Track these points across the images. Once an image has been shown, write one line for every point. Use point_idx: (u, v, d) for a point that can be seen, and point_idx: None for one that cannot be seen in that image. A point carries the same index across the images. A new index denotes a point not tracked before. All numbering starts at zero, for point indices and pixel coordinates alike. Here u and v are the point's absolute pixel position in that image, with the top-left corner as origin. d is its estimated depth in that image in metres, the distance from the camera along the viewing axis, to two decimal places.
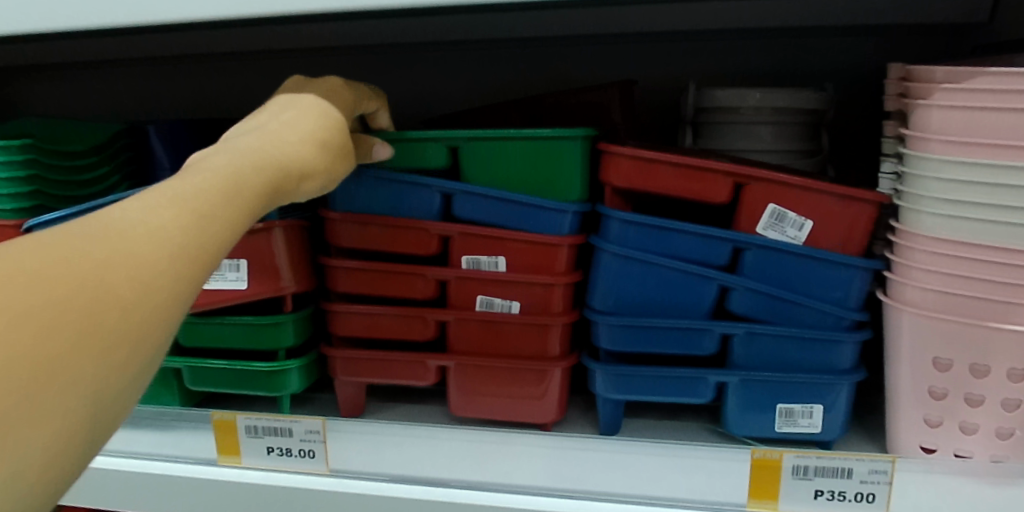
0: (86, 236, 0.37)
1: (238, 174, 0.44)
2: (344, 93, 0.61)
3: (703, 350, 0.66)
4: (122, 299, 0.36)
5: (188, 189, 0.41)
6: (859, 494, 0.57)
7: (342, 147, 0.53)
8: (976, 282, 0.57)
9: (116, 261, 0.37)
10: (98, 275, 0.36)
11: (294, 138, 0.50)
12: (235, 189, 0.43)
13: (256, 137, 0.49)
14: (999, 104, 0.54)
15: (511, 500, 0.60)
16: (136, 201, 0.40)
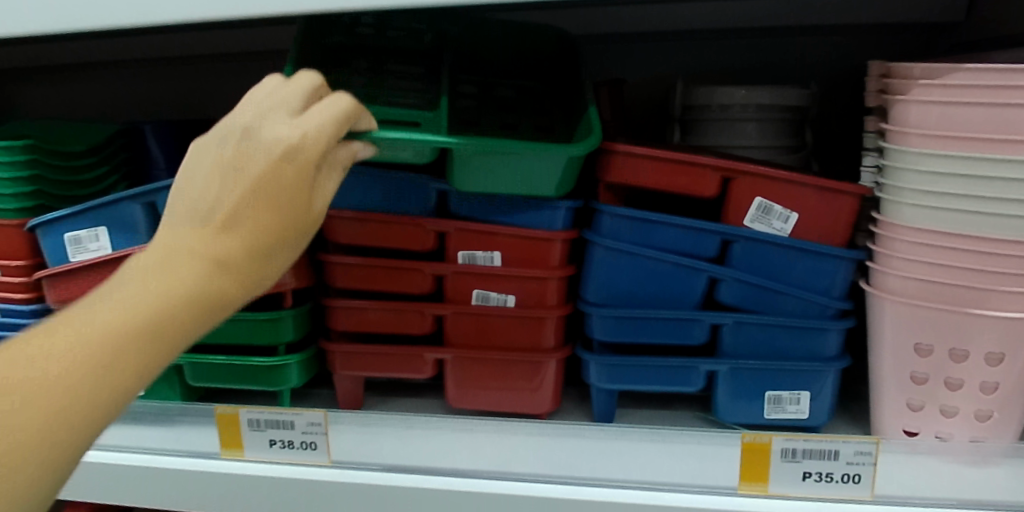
0: (33, 358, 0.44)
1: (163, 303, 0.49)
2: (326, 131, 0.53)
3: (693, 340, 0.68)
4: (42, 423, 0.43)
5: (109, 321, 0.46)
6: (845, 474, 0.59)
7: (266, 257, 0.54)
8: (955, 270, 0.60)
9: (49, 391, 0.44)
10: (42, 394, 0.44)
11: (227, 257, 0.52)
12: (160, 321, 0.48)
13: (190, 248, 0.51)
14: (974, 98, 0.57)
15: (510, 487, 0.62)
16: (70, 321, 0.46)
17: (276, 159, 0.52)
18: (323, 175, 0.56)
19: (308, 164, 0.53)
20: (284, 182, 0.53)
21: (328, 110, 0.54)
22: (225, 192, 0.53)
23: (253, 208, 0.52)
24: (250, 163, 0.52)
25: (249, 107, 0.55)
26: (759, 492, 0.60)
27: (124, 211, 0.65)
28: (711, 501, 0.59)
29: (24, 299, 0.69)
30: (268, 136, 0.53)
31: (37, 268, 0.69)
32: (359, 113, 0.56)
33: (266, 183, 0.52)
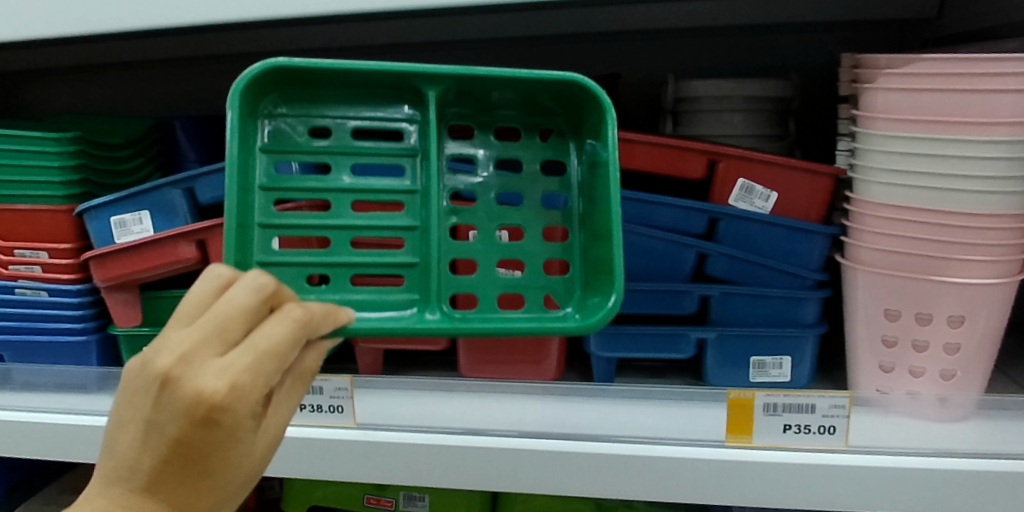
0: None
1: None
2: (252, 392, 0.45)
3: (684, 310, 0.74)
4: None
5: None
6: (822, 426, 0.66)
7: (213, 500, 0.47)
8: (919, 241, 0.67)
9: None
10: None
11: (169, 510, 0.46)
12: None
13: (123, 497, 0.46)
14: (932, 85, 0.63)
15: (520, 442, 0.68)
16: None
17: (196, 421, 0.44)
18: (284, 394, 0.50)
19: (239, 421, 0.45)
20: (217, 450, 0.45)
21: (273, 332, 0.46)
22: (151, 441, 0.45)
23: (172, 477, 0.46)
24: (167, 424, 0.44)
25: (168, 349, 0.45)
26: (744, 443, 0.66)
27: (167, 196, 0.71)
28: (701, 451, 0.66)
29: (71, 278, 0.75)
30: (188, 390, 0.44)
31: (82, 251, 0.76)
32: (312, 310, 0.49)
33: (201, 455, 0.45)
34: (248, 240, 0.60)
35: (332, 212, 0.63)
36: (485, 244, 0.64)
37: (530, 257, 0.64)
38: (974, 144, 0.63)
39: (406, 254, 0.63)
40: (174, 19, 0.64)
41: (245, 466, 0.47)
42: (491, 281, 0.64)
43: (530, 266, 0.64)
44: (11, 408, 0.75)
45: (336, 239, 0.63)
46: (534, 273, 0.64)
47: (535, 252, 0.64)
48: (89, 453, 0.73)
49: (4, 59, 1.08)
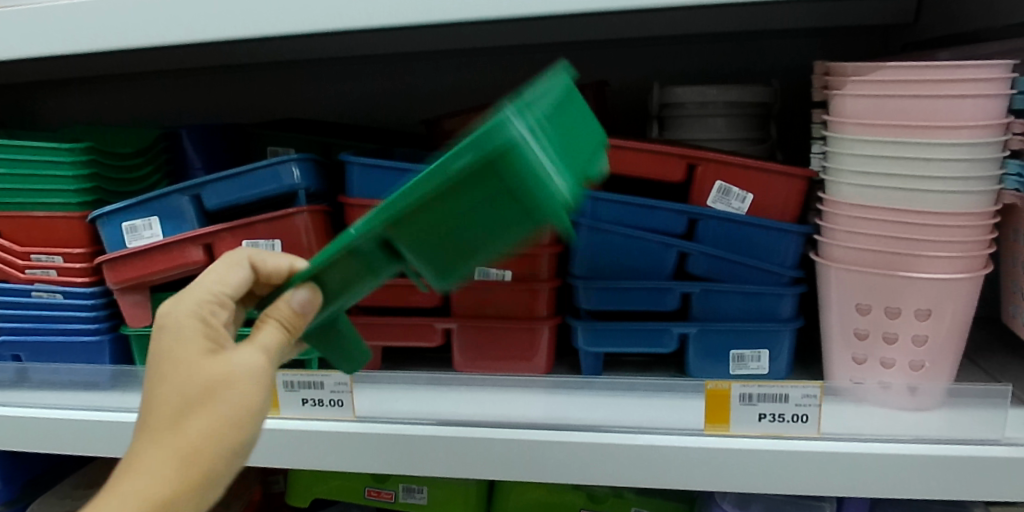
0: None
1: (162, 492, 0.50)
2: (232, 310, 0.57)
3: (666, 306, 0.78)
4: None
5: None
6: (795, 415, 0.70)
7: (213, 427, 0.52)
8: (888, 239, 0.70)
9: None
10: None
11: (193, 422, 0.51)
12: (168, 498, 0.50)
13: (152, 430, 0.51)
14: (895, 91, 0.67)
15: (511, 433, 0.72)
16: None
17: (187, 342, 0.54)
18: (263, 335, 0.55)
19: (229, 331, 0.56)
20: (197, 373, 0.52)
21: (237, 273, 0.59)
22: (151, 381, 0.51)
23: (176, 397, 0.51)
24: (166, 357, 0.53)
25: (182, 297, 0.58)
26: (721, 432, 0.71)
27: (174, 202, 0.75)
28: (681, 440, 0.70)
29: (85, 281, 0.79)
30: (188, 314, 0.54)
31: (95, 255, 0.80)
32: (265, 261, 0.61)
33: (173, 367, 0.53)
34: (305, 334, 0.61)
35: (371, 276, 0.59)
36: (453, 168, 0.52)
37: (518, 176, 0.51)
38: (936, 147, 0.67)
39: (414, 251, 0.57)
40: (180, 36, 0.68)
41: (229, 391, 0.52)
42: (487, 185, 0.52)
43: (539, 199, 0.51)
44: (30, 406, 0.80)
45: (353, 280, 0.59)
46: (528, 214, 0.53)
47: (531, 188, 0.51)
48: (104, 446, 0.77)
49: (17, 70, 1.12)
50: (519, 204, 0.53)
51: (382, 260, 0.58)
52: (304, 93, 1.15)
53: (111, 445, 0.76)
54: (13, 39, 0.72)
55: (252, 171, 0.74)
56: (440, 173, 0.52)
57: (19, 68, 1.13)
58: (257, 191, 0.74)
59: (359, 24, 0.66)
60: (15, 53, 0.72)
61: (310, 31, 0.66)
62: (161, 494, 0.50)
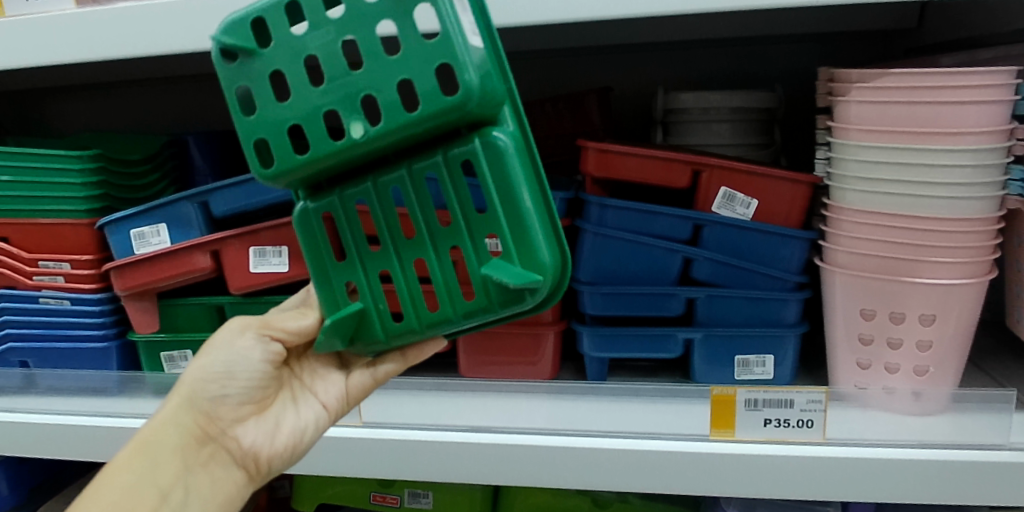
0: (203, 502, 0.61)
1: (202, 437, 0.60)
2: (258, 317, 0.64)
3: (671, 312, 0.78)
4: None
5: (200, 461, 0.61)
6: (800, 420, 0.70)
7: (207, 377, 0.60)
8: (893, 244, 0.70)
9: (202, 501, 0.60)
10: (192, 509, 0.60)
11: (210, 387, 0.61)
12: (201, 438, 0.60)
13: None
14: (900, 98, 0.67)
15: (516, 438, 0.72)
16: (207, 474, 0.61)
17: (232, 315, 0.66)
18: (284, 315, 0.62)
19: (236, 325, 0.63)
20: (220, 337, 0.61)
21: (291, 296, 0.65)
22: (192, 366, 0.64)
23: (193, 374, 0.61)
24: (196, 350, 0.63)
25: None
26: (727, 437, 0.71)
27: (182, 210, 0.76)
28: (687, 445, 0.70)
29: (93, 288, 0.80)
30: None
31: (103, 262, 0.80)
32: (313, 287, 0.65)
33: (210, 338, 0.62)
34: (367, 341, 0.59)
35: (386, 251, 0.56)
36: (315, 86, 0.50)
37: (356, 31, 0.49)
38: (941, 153, 0.67)
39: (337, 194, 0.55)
40: (187, 44, 0.68)
41: (237, 351, 0.60)
42: (345, 76, 0.50)
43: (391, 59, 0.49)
44: (38, 411, 0.80)
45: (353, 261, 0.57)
46: (421, 74, 0.48)
47: (372, 34, 0.49)
48: (111, 452, 0.77)
49: (24, 78, 1.13)
50: (388, 79, 0.49)
51: (378, 217, 0.55)
52: None
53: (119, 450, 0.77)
54: (23, 48, 0.72)
55: (259, 179, 0.74)
56: (293, 111, 0.51)
57: (26, 76, 1.13)
58: (264, 199, 0.74)
59: None
60: (23, 61, 0.73)
61: None
62: (165, 442, 0.59)
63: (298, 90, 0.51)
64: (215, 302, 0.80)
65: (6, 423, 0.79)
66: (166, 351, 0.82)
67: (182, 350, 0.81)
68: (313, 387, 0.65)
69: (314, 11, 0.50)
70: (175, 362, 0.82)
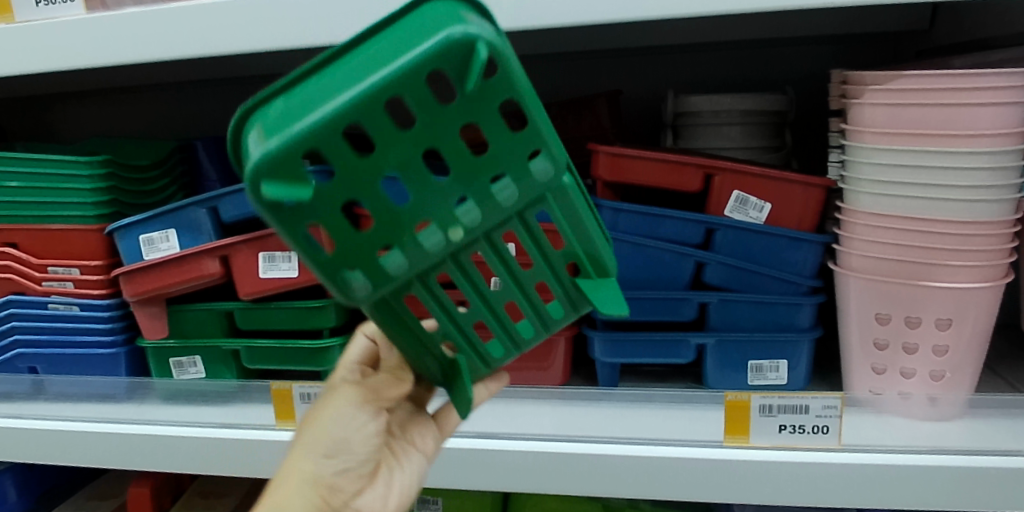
0: None
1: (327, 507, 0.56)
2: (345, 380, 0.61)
3: (683, 316, 0.77)
4: None
5: None
6: (815, 426, 0.69)
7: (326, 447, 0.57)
8: (909, 248, 0.70)
9: None
10: None
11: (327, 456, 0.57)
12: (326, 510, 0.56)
13: None
14: (914, 100, 0.66)
15: (528, 445, 0.72)
16: None
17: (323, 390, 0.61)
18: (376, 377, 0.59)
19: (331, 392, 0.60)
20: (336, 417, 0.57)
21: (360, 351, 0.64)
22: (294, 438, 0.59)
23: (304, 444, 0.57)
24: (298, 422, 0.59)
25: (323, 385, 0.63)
26: (742, 444, 0.70)
27: (191, 215, 0.75)
28: (701, 451, 0.69)
29: (102, 293, 0.79)
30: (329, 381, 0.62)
31: (112, 268, 0.80)
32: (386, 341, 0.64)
33: (318, 418, 0.58)
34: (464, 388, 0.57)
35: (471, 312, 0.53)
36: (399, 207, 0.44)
37: (433, 138, 0.42)
38: (957, 155, 0.66)
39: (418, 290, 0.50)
40: (197, 49, 0.68)
41: (352, 416, 0.57)
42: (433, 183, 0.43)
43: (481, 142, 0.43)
44: (47, 418, 0.80)
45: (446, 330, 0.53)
46: (514, 156, 0.44)
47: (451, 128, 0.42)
48: (122, 459, 0.77)
49: (31, 84, 1.13)
50: (489, 171, 0.44)
51: (469, 290, 0.50)
52: None
53: (129, 456, 0.77)
54: (33, 55, 0.72)
55: None
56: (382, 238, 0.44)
57: (34, 82, 1.13)
58: None
59: None
60: (33, 66, 0.73)
61: (326, 43, 0.67)
62: None
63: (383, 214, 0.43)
64: (224, 308, 0.79)
65: (14, 430, 0.79)
66: (175, 357, 0.81)
67: (191, 357, 0.81)
68: (409, 437, 0.63)
69: (380, 125, 0.41)
70: (183, 367, 0.81)
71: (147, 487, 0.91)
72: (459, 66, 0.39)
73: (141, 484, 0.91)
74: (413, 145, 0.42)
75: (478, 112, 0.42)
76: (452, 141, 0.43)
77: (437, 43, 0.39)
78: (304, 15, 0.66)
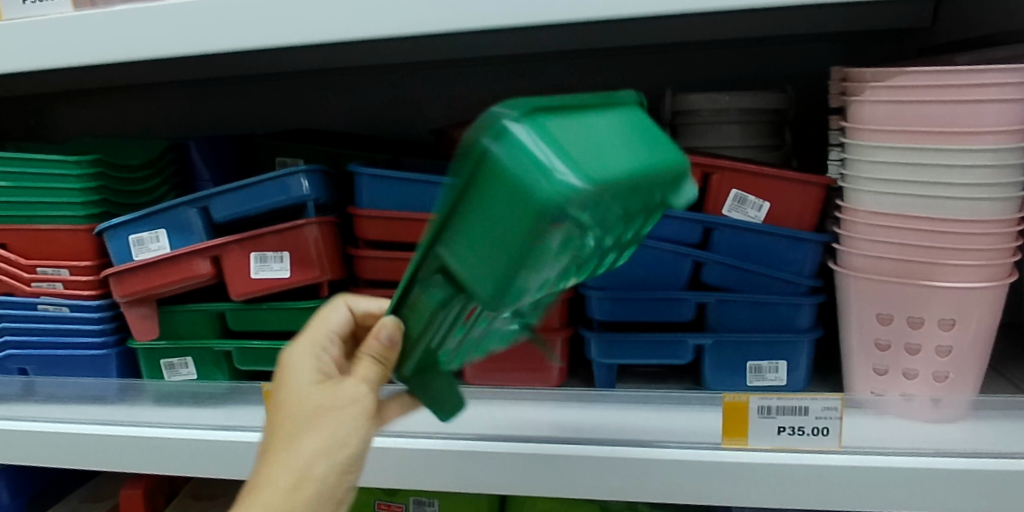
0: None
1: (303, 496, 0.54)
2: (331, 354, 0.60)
3: (681, 317, 0.76)
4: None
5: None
6: (816, 428, 0.68)
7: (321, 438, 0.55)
8: (910, 247, 0.69)
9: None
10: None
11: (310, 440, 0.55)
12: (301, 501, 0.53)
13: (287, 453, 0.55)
14: (915, 97, 0.65)
15: (523, 447, 0.71)
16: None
17: (299, 385, 0.57)
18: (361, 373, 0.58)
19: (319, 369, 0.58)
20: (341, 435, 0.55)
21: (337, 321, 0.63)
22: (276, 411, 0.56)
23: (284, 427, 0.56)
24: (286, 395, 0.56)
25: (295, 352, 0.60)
26: (740, 445, 0.69)
27: (182, 215, 0.74)
28: (698, 454, 0.68)
29: (92, 294, 0.79)
30: (298, 357, 0.58)
31: (102, 268, 0.79)
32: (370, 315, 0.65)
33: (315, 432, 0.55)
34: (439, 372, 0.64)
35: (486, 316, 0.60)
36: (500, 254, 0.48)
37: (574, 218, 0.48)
38: (959, 153, 0.65)
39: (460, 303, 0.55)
40: (186, 47, 0.67)
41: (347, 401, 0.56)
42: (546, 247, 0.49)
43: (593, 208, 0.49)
44: (36, 419, 0.79)
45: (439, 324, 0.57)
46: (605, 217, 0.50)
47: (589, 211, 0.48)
48: (111, 461, 0.76)
49: (25, 83, 1.12)
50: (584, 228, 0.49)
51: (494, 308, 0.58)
52: (313, 104, 1.15)
53: (119, 458, 0.76)
54: (22, 53, 0.72)
55: (260, 183, 0.73)
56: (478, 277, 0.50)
57: (28, 81, 1.13)
58: (265, 204, 0.73)
59: (367, 33, 0.65)
60: (21, 65, 0.72)
61: (318, 40, 0.66)
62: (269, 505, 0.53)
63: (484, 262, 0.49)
64: (215, 308, 0.78)
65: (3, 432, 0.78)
66: (165, 359, 0.81)
67: (182, 358, 0.80)
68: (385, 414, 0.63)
69: (530, 202, 0.46)
70: (175, 369, 0.81)
71: (139, 489, 0.90)
72: (631, 176, 0.48)
73: (133, 486, 0.90)
74: (503, 207, 0.48)
75: (621, 208, 0.51)
76: (568, 233, 0.49)
77: (565, 170, 0.46)
78: (295, 12, 0.65)
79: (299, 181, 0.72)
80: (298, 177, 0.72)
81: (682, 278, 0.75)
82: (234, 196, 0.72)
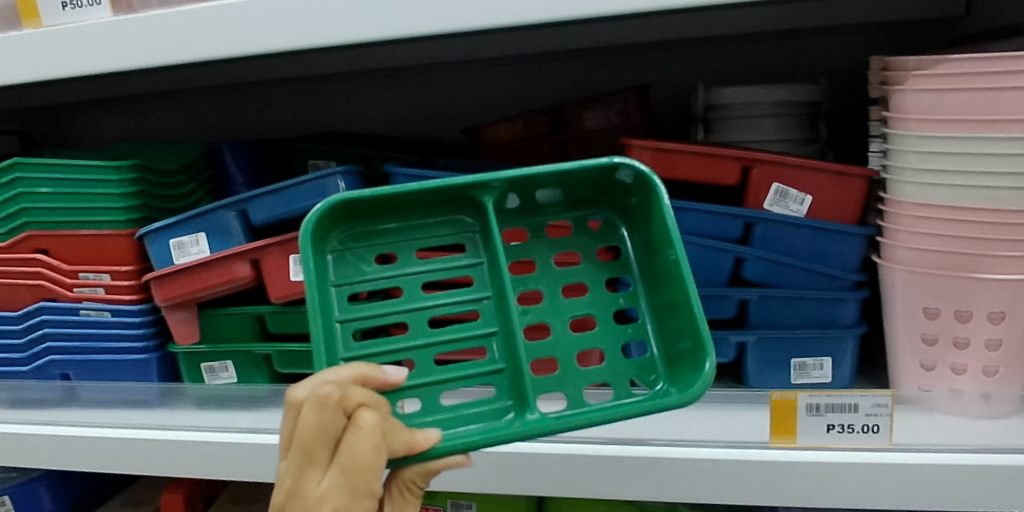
0: None
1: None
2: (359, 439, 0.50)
3: (723, 314, 0.75)
4: None
5: None
6: (865, 425, 0.67)
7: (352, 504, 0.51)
8: (957, 240, 0.67)
9: None
10: None
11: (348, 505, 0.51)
12: None
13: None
14: (962, 85, 0.64)
15: (567, 448, 0.70)
16: None
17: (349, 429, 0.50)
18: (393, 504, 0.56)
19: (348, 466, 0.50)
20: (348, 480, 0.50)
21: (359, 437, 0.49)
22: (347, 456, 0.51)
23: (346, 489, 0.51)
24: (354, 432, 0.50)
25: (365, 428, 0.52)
26: (789, 444, 0.68)
27: (222, 218, 0.75)
28: (745, 452, 0.68)
29: (133, 298, 0.79)
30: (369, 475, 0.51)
31: (142, 273, 0.80)
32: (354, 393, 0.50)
33: None
34: (323, 265, 0.58)
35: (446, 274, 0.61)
36: (555, 303, 0.61)
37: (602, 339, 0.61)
38: (1009, 141, 0.63)
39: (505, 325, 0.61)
40: (223, 50, 0.68)
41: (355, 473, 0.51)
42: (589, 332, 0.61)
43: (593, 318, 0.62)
44: (83, 424, 0.80)
45: (414, 322, 0.60)
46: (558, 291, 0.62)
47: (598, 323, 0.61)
48: (156, 464, 0.76)
49: (59, 90, 1.14)
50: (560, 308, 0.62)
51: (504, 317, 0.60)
52: (342, 105, 1.15)
53: (162, 463, 0.76)
54: (61, 59, 0.72)
55: (297, 186, 0.73)
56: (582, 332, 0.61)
57: (61, 88, 1.14)
58: (303, 205, 0.73)
59: (402, 31, 0.64)
60: (60, 72, 0.73)
61: (351, 40, 0.65)
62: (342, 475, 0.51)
63: (507, 313, 0.59)
64: (255, 311, 0.79)
65: (49, 436, 0.79)
66: (207, 362, 0.81)
67: (223, 361, 0.81)
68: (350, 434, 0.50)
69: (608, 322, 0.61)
70: (216, 373, 0.81)
71: (180, 492, 0.91)
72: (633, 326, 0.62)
73: (174, 489, 0.91)
74: (523, 399, 0.58)
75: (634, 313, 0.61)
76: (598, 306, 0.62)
77: (704, 367, 0.54)
78: (333, 12, 0.65)
79: (335, 182, 0.72)
80: (335, 178, 0.72)
81: (726, 275, 0.74)
82: (269, 197, 0.72)
